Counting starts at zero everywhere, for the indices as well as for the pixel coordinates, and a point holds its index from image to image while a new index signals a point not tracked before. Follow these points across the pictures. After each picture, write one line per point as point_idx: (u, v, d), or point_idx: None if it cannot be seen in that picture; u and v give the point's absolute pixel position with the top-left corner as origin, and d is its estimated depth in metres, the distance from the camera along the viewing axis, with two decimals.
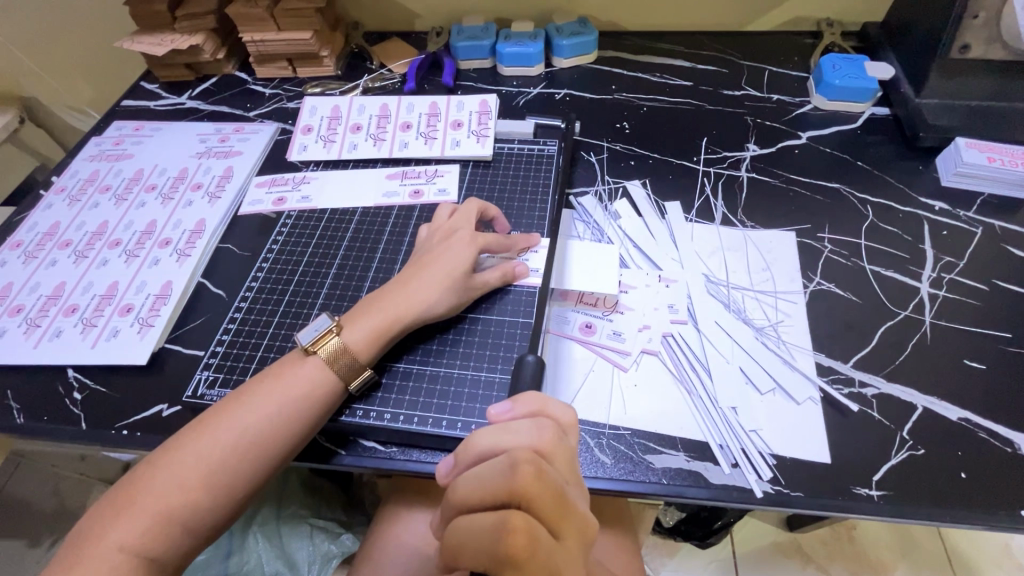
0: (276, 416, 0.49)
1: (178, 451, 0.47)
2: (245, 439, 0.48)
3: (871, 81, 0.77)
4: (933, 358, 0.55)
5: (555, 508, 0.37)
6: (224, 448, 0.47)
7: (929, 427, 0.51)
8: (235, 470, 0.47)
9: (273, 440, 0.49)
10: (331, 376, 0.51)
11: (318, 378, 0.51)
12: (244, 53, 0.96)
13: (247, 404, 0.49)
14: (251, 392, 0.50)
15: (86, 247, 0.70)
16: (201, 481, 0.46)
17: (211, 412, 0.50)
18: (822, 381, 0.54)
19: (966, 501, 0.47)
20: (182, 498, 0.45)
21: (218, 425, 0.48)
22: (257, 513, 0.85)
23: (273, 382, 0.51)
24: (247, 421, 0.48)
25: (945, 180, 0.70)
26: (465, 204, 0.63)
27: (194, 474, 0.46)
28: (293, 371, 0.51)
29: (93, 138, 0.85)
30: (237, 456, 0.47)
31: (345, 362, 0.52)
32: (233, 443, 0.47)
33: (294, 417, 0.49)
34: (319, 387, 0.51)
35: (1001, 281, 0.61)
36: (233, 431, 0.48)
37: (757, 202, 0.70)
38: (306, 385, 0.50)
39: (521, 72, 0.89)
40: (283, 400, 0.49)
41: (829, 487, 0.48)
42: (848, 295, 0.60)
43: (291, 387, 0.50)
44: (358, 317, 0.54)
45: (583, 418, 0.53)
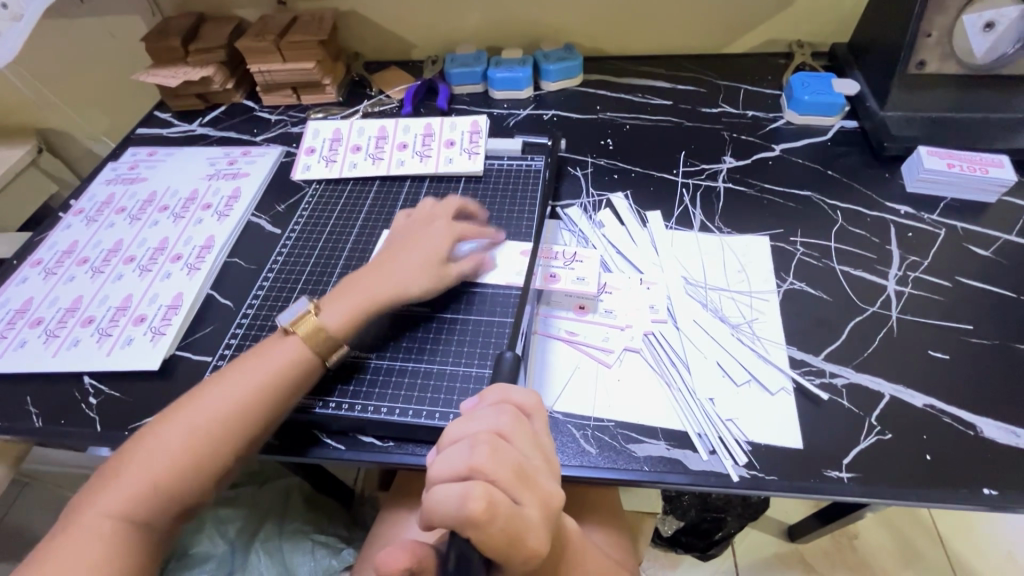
0: (254, 390, 0.52)
1: (165, 421, 0.51)
2: (224, 410, 0.51)
3: (838, 97, 0.83)
4: (898, 350, 0.59)
5: (513, 475, 0.39)
6: (203, 417, 0.51)
7: (896, 414, 0.54)
8: (210, 437, 0.50)
9: (250, 411, 0.52)
10: (311, 353, 0.55)
11: (302, 354, 0.55)
12: (252, 83, 1.03)
13: (231, 376, 0.53)
14: (233, 367, 0.54)
15: (102, 262, 0.75)
16: (179, 448, 0.50)
17: (208, 384, 0.53)
18: (795, 373, 0.57)
19: (930, 481, 0.50)
20: (163, 466, 0.49)
21: (202, 397, 0.52)
22: (259, 530, 0.88)
23: (255, 359, 0.55)
24: (228, 393, 0.52)
25: (910, 185, 0.74)
26: (448, 202, 0.69)
27: (183, 441, 0.50)
28: (274, 347, 0.56)
29: (109, 164, 0.90)
30: (214, 424, 0.51)
31: (322, 339, 0.56)
32: (214, 414, 0.51)
33: (272, 389, 0.53)
34: (298, 362, 0.54)
35: (964, 277, 0.64)
36: (212, 401, 0.52)
37: (733, 210, 0.74)
38: (283, 357, 0.54)
39: (511, 96, 0.95)
40: (260, 371, 0.53)
41: (803, 470, 0.51)
42: (818, 293, 0.64)
43: (280, 361, 0.54)
44: (337, 298, 0.59)
45: (569, 411, 0.56)
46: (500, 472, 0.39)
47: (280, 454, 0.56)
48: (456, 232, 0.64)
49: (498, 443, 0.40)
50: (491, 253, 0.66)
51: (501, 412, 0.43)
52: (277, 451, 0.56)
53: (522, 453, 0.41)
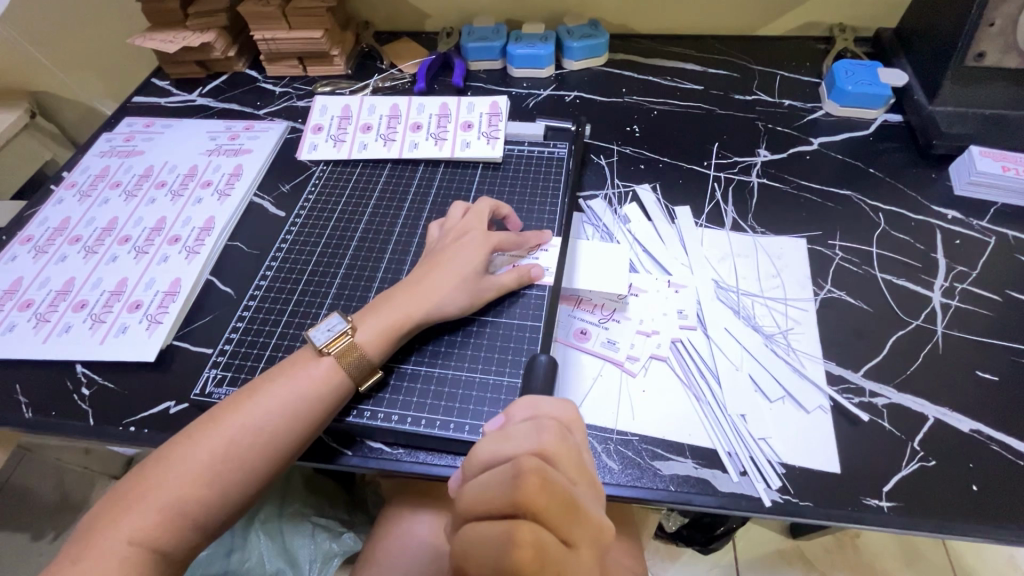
0: (290, 416, 0.49)
1: (189, 445, 0.47)
2: (258, 437, 0.48)
3: (884, 88, 0.77)
4: (944, 368, 0.55)
5: (563, 514, 0.36)
6: (234, 446, 0.47)
7: (941, 439, 0.50)
8: (245, 464, 0.47)
9: (286, 437, 0.48)
10: (339, 376, 0.51)
11: (329, 379, 0.51)
12: (254, 51, 0.97)
13: (260, 399, 0.49)
14: (260, 387, 0.50)
15: (96, 242, 0.71)
16: (208, 477, 0.46)
17: (228, 406, 0.49)
18: (833, 391, 0.54)
19: (976, 514, 0.46)
20: (193, 494, 0.45)
21: (229, 421, 0.48)
22: (258, 510, 0.86)
23: (284, 381, 0.50)
24: (261, 417, 0.48)
25: (958, 188, 0.70)
26: (479, 204, 0.63)
27: (206, 471, 0.46)
28: (303, 368, 0.51)
29: (103, 134, 0.85)
30: (243, 453, 0.47)
31: (358, 361, 0.52)
32: (248, 440, 0.47)
33: (301, 414, 0.49)
34: (328, 387, 0.50)
35: (1014, 291, 0.60)
36: (240, 429, 0.48)
37: (768, 208, 0.70)
38: (315, 379, 0.50)
39: (531, 74, 0.89)
40: (292, 394, 0.49)
41: (840, 496, 0.48)
42: (859, 304, 0.60)
43: (308, 385, 0.50)
44: (372, 315, 0.54)
45: (591, 423, 0.53)
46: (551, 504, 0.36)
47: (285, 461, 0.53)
48: (492, 243, 0.59)
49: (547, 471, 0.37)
50: (537, 265, 0.60)
51: (540, 431, 0.40)
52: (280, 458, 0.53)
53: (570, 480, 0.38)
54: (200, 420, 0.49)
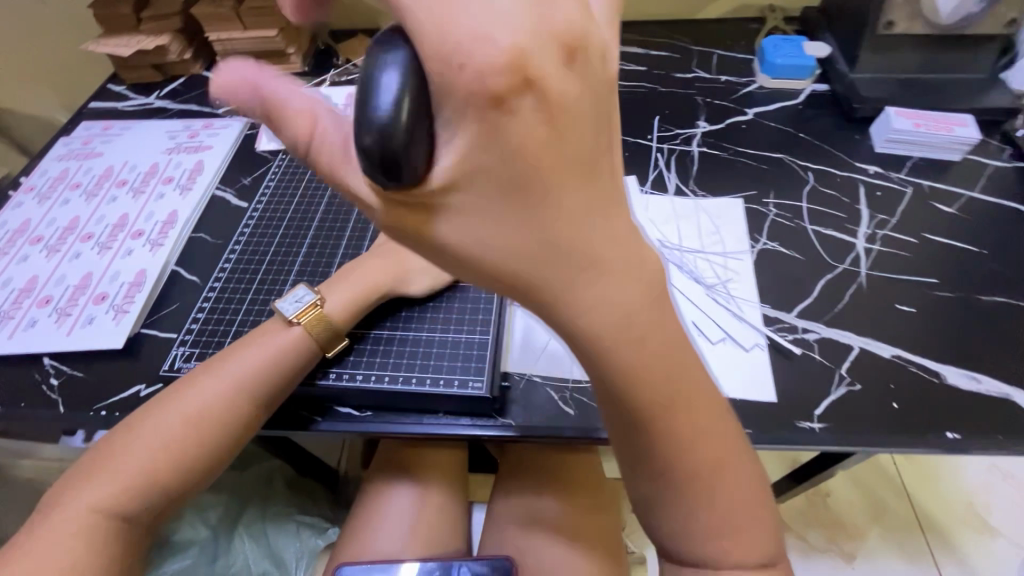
0: (256, 384, 0.51)
1: (160, 408, 0.50)
2: (224, 404, 0.50)
3: (810, 59, 0.83)
4: (867, 305, 0.60)
5: (666, 405, 0.36)
6: (204, 408, 0.50)
7: (865, 365, 0.55)
8: (213, 427, 0.50)
9: (253, 401, 0.51)
10: (307, 343, 0.55)
11: (297, 347, 0.54)
12: (211, 53, 0.99)
13: (229, 365, 0.52)
14: (229, 355, 0.53)
15: (58, 241, 0.71)
16: (173, 443, 0.48)
17: (198, 372, 0.52)
18: (769, 330, 0.58)
19: (896, 427, 0.51)
20: (159, 457, 0.48)
21: (202, 385, 0.51)
22: (242, 514, 0.88)
23: (254, 348, 0.53)
24: (230, 382, 0.51)
25: (878, 146, 0.76)
26: None
27: (176, 432, 0.49)
28: (272, 336, 0.54)
29: (61, 139, 0.86)
30: (213, 415, 0.50)
31: (325, 330, 0.55)
32: (217, 404, 0.50)
33: (268, 378, 0.52)
34: (295, 354, 0.54)
35: (929, 234, 0.66)
36: (209, 393, 0.50)
37: (707, 174, 0.74)
38: (278, 348, 0.53)
39: None
40: (259, 360, 0.52)
41: (776, 422, 0.52)
42: (791, 253, 0.65)
43: (275, 352, 0.53)
44: (339, 285, 0.58)
45: (547, 373, 0.56)
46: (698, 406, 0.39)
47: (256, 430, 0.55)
48: None
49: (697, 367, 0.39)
50: None
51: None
52: None
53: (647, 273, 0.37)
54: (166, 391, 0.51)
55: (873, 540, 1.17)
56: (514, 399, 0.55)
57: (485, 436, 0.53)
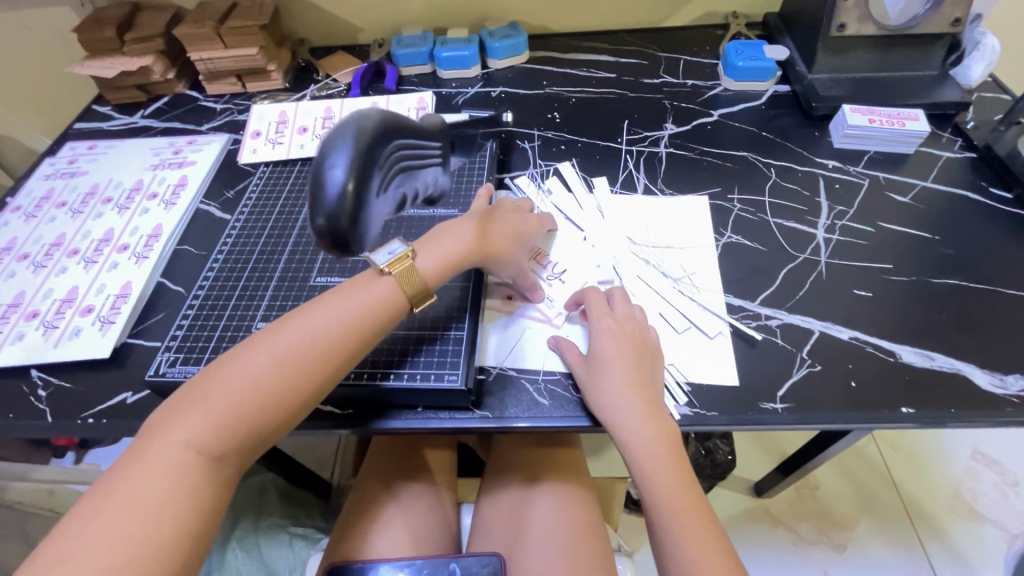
0: (346, 332, 0.51)
1: (252, 349, 0.49)
2: (316, 348, 0.50)
3: (769, 62, 0.87)
4: (828, 291, 0.63)
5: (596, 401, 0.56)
6: (294, 350, 0.49)
7: (826, 347, 0.58)
8: (302, 370, 0.49)
9: (342, 347, 0.51)
10: (396, 296, 0.54)
11: (388, 299, 0.54)
12: (194, 73, 1.01)
13: (319, 311, 0.51)
14: (320, 302, 0.53)
15: (44, 257, 0.73)
16: (264, 385, 0.47)
17: (287, 317, 0.52)
18: (733, 318, 0.61)
19: (854, 404, 0.54)
20: (251, 399, 0.47)
21: (292, 328, 0.50)
22: (235, 528, 0.94)
23: (341, 297, 0.53)
24: (320, 327, 0.50)
25: (837, 141, 0.79)
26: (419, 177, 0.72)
27: (265, 374, 0.47)
28: (363, 286, 0.54)
29: (47, 159, 0.88)
30: (305, 358, 0.49)
31: (417, 282, 0.55)
32: (307, 347, 0.49)
33: (357, 327, 0.52)
34: (384, 304, 0.53)
35: (886, 223, 0.69)
36: (300, 335, 0.50)
37: (675, 173, 0.77)
38: (373, 298, 0.53)
39: (459, 74, 0.96)
40: (351, 307, 0.52)
41: (740, 404, 0.54)
42: (755, 245, 0.68)
43: (365, 302, 0.53)
44: (429, 245, 0.58)
45: (521, 367, 0.59)
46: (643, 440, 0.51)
47: None
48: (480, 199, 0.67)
49: (646, 409, 0.52)
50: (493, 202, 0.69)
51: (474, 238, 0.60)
52: None
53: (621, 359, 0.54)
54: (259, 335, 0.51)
55: (861, 530, 1.19)
56: (490, 392, 0.57)
57: (462, 429, 0.55)
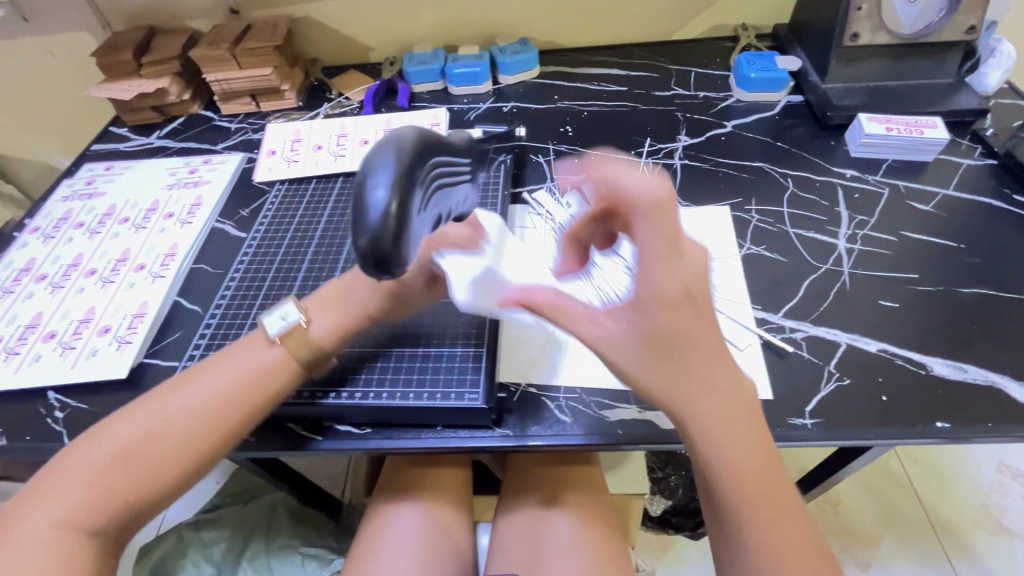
0: (224, 399, 0.50)
1: (110, 426, 0.49)
2: (183, 421, 0.49)
3: (782, 72, 0.86)
4: (852, 302, 0.61)
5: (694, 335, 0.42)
6: (167, 427, 0.49)
7: (853, 360, 0.56)
8: (173, 444, 0.48)
9: (215, 419, 0.50)
10: (280, 364, 0.53)
11: (272, 368, 0.53)
12: (209, 93, 1.02)
13: (189, 386, 0.51)
14: (192, 375, 0.52)
15: (62, 277, 0.73)
16: (138, 454, 0.47)
17: (158, 391, 0.51)
18: (758, 330, 0.59)
19: (886, 419, 0.52)
20: (117, 472, 0.47)
21: (162, 404, 0.50)
22: (246, 549, 0.92)
23: (206, 371, 0.52)
24: (197, 401, 0.50)
25: (853, 150, 0.78)
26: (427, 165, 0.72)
27: (126, 451, 0.47)
28: (242, 357, 0.53)
29: (65, 181, 0.89)
30: (186, 433, 0.49)
31: (303, 349, 0.54)
32: (165, 425, 0.49)
33: (224, 402, 0.50)
34: (268, 375, 0.52)
35: (908, 232, 0.68)
36: (171, 411, 0.49)
37: (691, 185, 0.77)
38: (264, 361, 0.53)
39: (470, 90, 0.97)
40: (221, 380, 0.51)
41: (769, 419, 0.53)
42: (776, 257, 0.67)
43: (232, 373, 0.52)
44: (321, 307, 0.57)
45: (542, 383, 0.58)
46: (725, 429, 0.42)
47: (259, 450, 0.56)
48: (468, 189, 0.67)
49: (738, 415, 0.42)
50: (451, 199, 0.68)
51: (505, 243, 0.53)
52: (254, 447, 0.56)
53: (697, 322, 0.42)
54: (135, 403, 0.51)
55: (886, 547, 1.15)
56: (511, 409, 0.56)
57: (483, 447, 0.54)
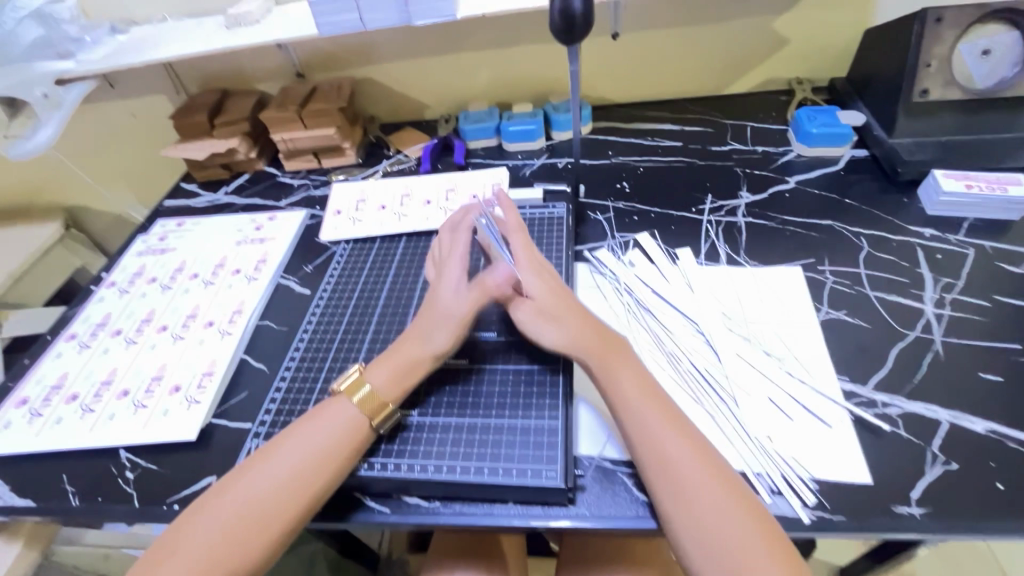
0: (316, 464, 0.51)
1: (206, 500, 0.49)
2: (272, 496, 0.49)
3: (846, 128, 0.85)
4: (949, 375, 0.57)
5: None
6: (257, 496, 0.49)
7: (958, 441, 0.52)
8: (262, 512, 0.48)
9: (301, 482, 0.50)
10: (355, 418, 0.54)
11: (345, 421, 0.53)
12: (273, 150, 1.07)
13: (274, 452, 0.51)
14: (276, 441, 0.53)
15: (135, 333, 0.76)
16: (229, 526, 0.47)
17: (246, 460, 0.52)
18: (849, 404, 0.56)
19: (1004, 511, 0.48)
20: (215, 557, 0.46)
21: (251, 473, 0.50)
22: None
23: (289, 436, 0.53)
24: (283, 467, 0.50)
25: (930, 208, 0.75)
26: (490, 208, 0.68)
27: (221, 526, 0.47)
28: (318, 417, 0.54)
29: (139, 236, 0.93)
30: (273, 499, 0.49)
31: (373, 405, 0.54)
32: (258, 495, 0.49)
33: (310, 464, 0.51)
34: (345, 429, 0.53)
35: (1001, 296, 0.64)
36: (261, 480, 0.50)
37: (757, 243, 0.75)
38: (339, 421, 0.53)
39: (525, 147, 0.99)
40: (303, 443, 0.52)
41: (871, 507, 0.49)
42: (857, 322, 0.63)
43: (314, 433, 0.52)
44: (381, 361, 0.57)
45: (618, 458, 0.55)
46: (662, 422, 0.51)
47: (329, 523, 0.54)
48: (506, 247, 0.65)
49: None
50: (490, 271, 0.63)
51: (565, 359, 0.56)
52: (322, 520, 0.54)
53: None
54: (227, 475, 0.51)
55: None
56: (586, 487, 0.54)
57: (558, 528, 0.52)
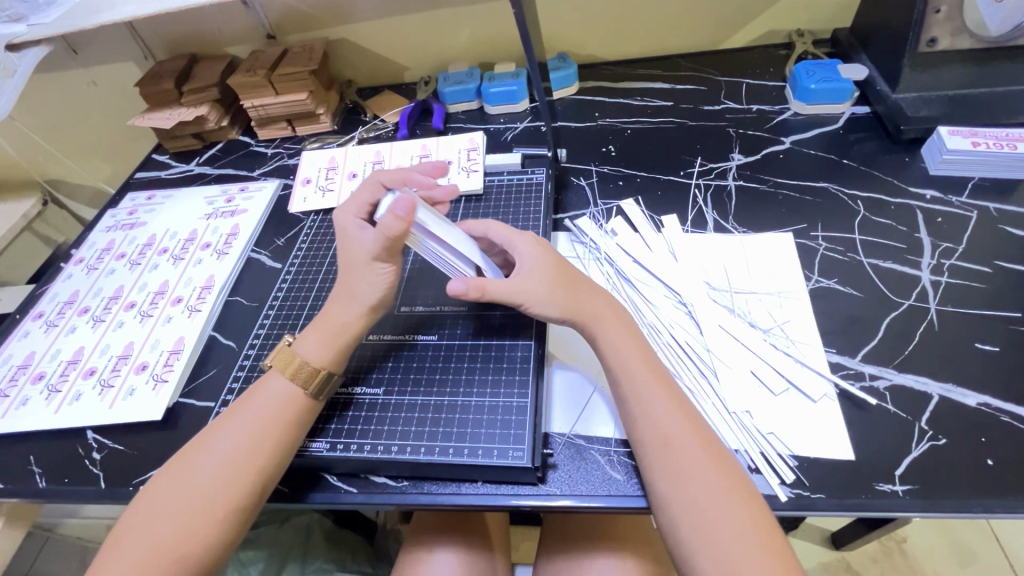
0: (261, 445, 0.49)
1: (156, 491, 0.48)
2: (221, 480, 0.47)
3: (847, 82, 0.79)
4: (942, 346, 0.54)
5: None
6: (207, 483, 0.47)
7: (948, 415, 0.50)
8: (213, 497, 0.47)
9: (249, 463, 0.48)
10: (293, 392, 0.52)
11: (284, 396, 0.52)
12: (246, 118, 1.02)
13: (219, 437, 0.50)
14: (219, 425, 0.51)
15: (102, 311, 0.74)
16: (180, 513, 0.46)
17: (191, 447, 0.50)
18: (836, 377, 0.53)
19: (992, 488, 0.45)
20: (168, 545, 0.45)
21: (198, 460, 0.49)
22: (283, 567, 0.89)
23: (234, 419, 0.51)
24: (229, 451, 0.49)
25: (933, 168, 0.71)
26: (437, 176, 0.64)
27: (175, 515, 0.46)
28: (260, 396, 0.52)
29: (108, 210, 0.90)
30: (224, 484, 0.47)
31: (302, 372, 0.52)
32: (207, 480, 0.47)
33: (256, 446, 0.49)
34: (285, 406, 0.51)
35: (1003, 261, 0.60)
36: (209, 465, 0.48)
37: (748, 208, 0.71)
38: (278, 398, 0.51)
39: (507, 110, 0.94)
40: (249, 425, 0.50)
41: (853, 484, 0.47)
42: (848, 290, 0.60)
43: (257, 413, 0.51)
44: (312, 332, 0.55)
45: (591, 435, 0.53)
46: (655, 399, 0.48)
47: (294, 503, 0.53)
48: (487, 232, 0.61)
49: None
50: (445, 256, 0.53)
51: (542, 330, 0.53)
52: (289, 500, 0.53)
53: None
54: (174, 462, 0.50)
55: None
56: (558, 465, 0.52)
57: (529, 507, 0.50)
